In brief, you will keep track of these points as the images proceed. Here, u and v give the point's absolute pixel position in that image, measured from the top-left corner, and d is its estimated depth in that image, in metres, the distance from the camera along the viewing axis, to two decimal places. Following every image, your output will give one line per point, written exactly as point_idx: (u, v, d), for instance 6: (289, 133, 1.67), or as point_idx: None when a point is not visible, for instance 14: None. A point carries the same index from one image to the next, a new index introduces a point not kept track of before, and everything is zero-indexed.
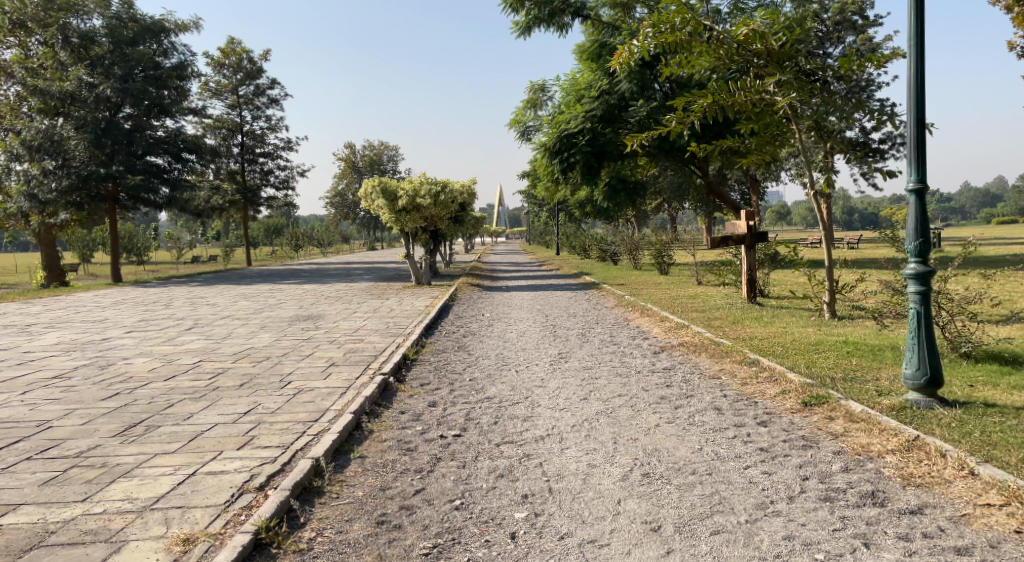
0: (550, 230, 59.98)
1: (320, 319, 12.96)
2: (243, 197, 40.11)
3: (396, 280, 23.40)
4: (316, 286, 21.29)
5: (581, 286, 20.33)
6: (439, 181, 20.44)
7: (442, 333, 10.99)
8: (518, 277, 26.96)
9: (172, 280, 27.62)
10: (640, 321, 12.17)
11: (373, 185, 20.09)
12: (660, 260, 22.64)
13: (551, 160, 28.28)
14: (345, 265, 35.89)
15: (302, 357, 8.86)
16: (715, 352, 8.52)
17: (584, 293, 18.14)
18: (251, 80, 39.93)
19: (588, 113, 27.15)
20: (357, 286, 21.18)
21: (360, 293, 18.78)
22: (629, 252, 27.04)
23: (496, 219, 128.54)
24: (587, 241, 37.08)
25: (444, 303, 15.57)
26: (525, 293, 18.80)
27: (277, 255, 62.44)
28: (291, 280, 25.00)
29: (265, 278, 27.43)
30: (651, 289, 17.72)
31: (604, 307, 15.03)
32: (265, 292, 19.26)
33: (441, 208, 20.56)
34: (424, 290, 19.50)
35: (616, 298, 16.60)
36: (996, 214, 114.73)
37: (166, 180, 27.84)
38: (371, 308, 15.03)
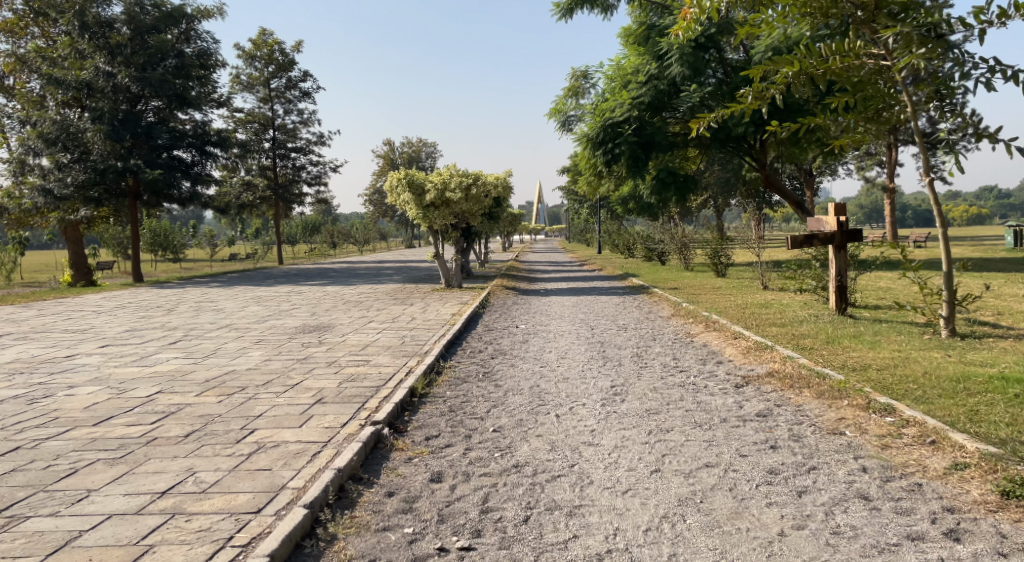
0: (590, 228, 57.77)
1: (328, 330, 11.12)
2: (275, 193, 38.85)
3: (426, 281, 21.55)
4: (337, 289, 19.52)
5: (627, 290, 18.26)
6: (471, 173, 18.60)
7: (467, 352, 9.07)
8: (557, 278, 24.89)
9: (195, 280, 26.21)
10: (706, 337, 10.10)
11: (398, 178, 18.32)
12: (717, 261, 20.45)
13: (594, 151, 26.16)
14: (376, 264, 34.22)
15: (285, 388, 7.00)
16: (824, 389, 6.50)
17: (634, 299, 16.08)
18: (283, 73, 38.61)
19: (635, 100, 25.04)
20: (382, 289, 19.36)
21: (382, 297, 16.98)
22: (678, 252, 24.86)
23: (535, 218, 126.48)
24: (632, 240, 34.91)
25: (475, 311, 13.68)
26: (567, 298, 16.84)
27: (312, 253, 61.18)
28: (314, 282, 23.31)
29: (290, 278, 25.80)
30: (712, 295, 15.55)
31: (657, 317, 12.96)
32: (281, 295, 17.51)
33: (473, 203, 18.70)
34: (454, 294, 17.65)
35: (671, 305, 14.47)
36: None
37: (188, 175, 26.41)
38: (391, 316, 13.19)
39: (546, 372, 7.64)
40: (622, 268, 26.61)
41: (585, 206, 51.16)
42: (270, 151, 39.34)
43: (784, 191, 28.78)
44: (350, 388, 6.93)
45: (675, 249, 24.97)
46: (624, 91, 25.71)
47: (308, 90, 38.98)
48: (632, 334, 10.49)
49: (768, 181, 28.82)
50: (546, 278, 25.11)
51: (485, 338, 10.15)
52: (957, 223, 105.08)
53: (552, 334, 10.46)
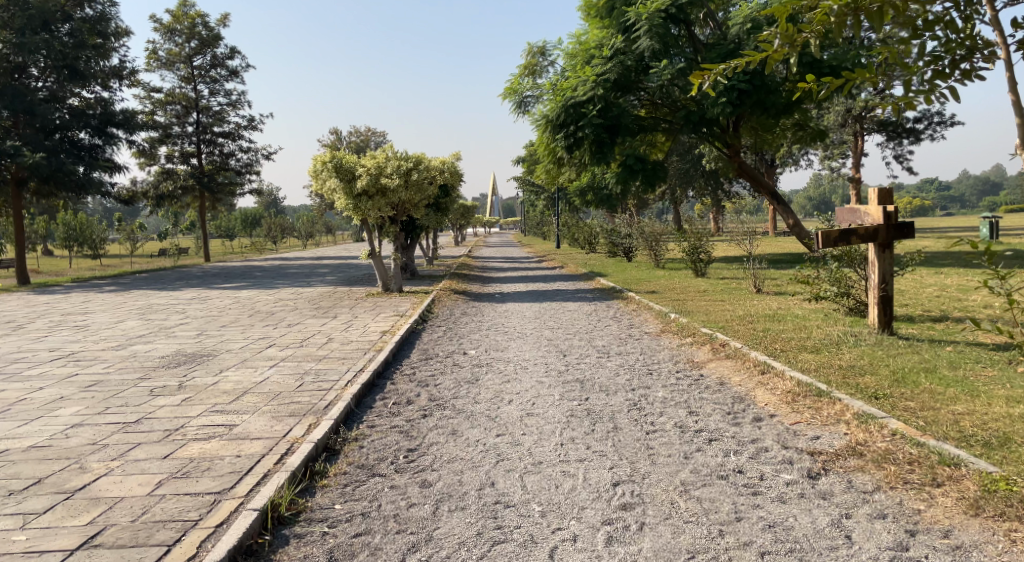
0: (547, 221, 55.11)
1: (206, 363, 8.17)
2: (199, 182, 35.46)
3: (361, 283, 18.62)
4: (253, 295, 16.37)
5: (594, 294, 15.56)
6: (412, 157, 15.61)
7: (387, 405, 6.17)
8: (512, 276, 22.24)
9: (94, 282, 22.83)
10: (717, 369, 7.44)
11: (323, 161, 15.19)
12: (694, 259, 17.91)
13: (554, 136, 23.37)
14: (313, 262, 31.02)
15: (54, 502, 4.08)
16: (975, 495, 3.87)
17: (608, 305, 13.38)
18: (207, 49, 35.39)
19: (600, 77, 22.33)
20: (305, 295, 16.25)
21: (302, 306, 13.96)
22: (648, 248, 22.38)
23: (488, 211, 123.50)
24: (593, 232, 32.35)
25: (413, 326, 10.80)
26: (524, 305, 14.10)
27: (251, 249, 57.40)
28: (232, 285, 20.07)
29: (206, 279, 22.54)
30: (701, 301, 12.96)
31: (641, 330, 10.28)
32: (177, 306, 14.39)
33: (413, 191, 15.79)
34: (391, 301, 14.69)
35: (657, 312, 11.79)
36: (1005, 207, 110.65)
37: (84, 161, 23.15)
38: (301, 336, 10.22)
39: (504, 453, 4.86)
40: (586, 266, 23.99)
41: (542, 197, 48.50)
42: (193, 136, 35.82)
43: (758, 179, 26.44)
44: (167, 500, 4.05)
45: (644, 245, 22.48)
46: (586, 67, 22.95)
47: (236, 68, 36.09)
48: (614, 365, 7.78)
49: (741, 168, 26.42)
50: (500, 276, 22.42)
51: (418, 376, 7.28)
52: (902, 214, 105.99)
53: (511, 367, 7.68)
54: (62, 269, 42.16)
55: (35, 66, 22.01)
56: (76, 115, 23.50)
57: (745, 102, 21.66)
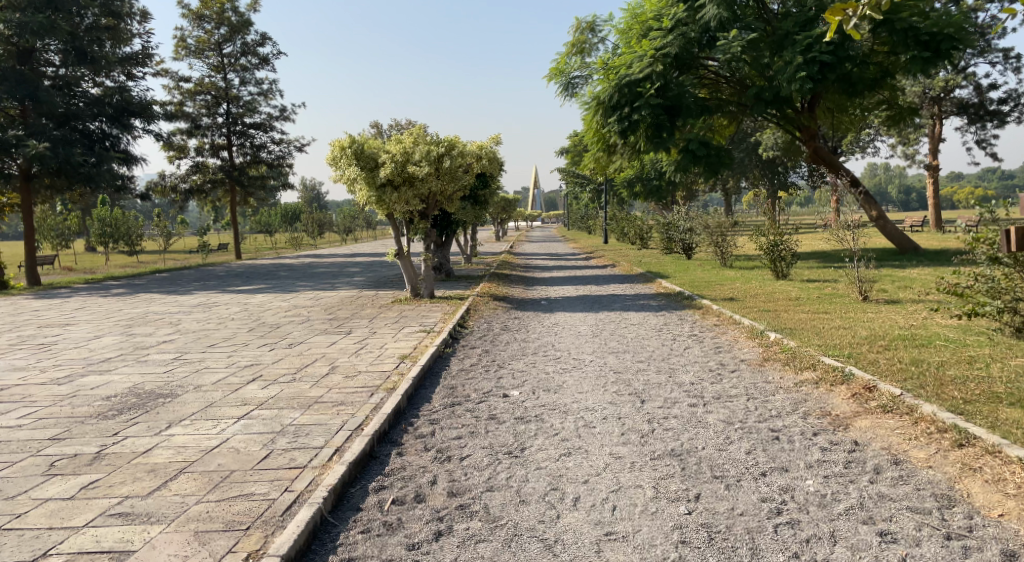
0: (593, 215, 52.63)
1: (155, 412, 6.03)
2: (228, 176, 33.92)
3: (389, 287, 16.52)
4: (265, 302, 14.34)
5: (659, 301, 13.18)
6: (444, 140, 13.38)
7: (381, 510, 3.95)
8: (560, 276, 19.93)
9: (106, 283, 21.13)
10: (878, 433, 5.07)
11: (341, 146, 13.13)
12: (772, 257, 15.43)
13: (607, 119, 21.05)
14: (346, 260, 29.18)
15: None
16: None
17: (679, 316, 11.02)
18: (237, 36, 33.82)
19: (659, 52, 19.92)
20: (324, 302, 14.15)
21: (315, 317, 11.87)
22: (712, 243, 19.94)
23: (531, 204, 121.25)
24: (646, 227, 29.81)
25: (441, 349, 8.56)
26: (576, 314, 11.87)
27: (287, 246, 56.03)
28: (249, 288, 18.11)
29: (225, 281, 20.66)
30: (798, 311, 10.49)
31: (736, 357, 7.91)
32: (174, 316, 12.43)
33: (447, 181, 13.59)
34: (421, 310, 12.54)
35: (748, 327, 9.39)
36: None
37: (98, 152, 21.56)
38: (299, 363, 8.04)
39: None
40: (640, 264, 21.52)
41: (586, 189, 46.02)
42: (223, 128, 34.25)
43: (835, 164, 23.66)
44: None
45: (708, 241, 20.03)
46: (643, 41, 20.54)
47: (268, 56, 34.40)
48: (718, 422, 5.44)
49: (815, 153, 23.64)
50: (546, 277, 20.13)
51: (440, 441, 5.04)
52: (962, 205, 100.29)
53: (570, 424, 5.40)
54: (96, 266, 41.13)
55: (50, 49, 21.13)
56: (93, 102, 22.11)
57: (826, 77, 19.07)
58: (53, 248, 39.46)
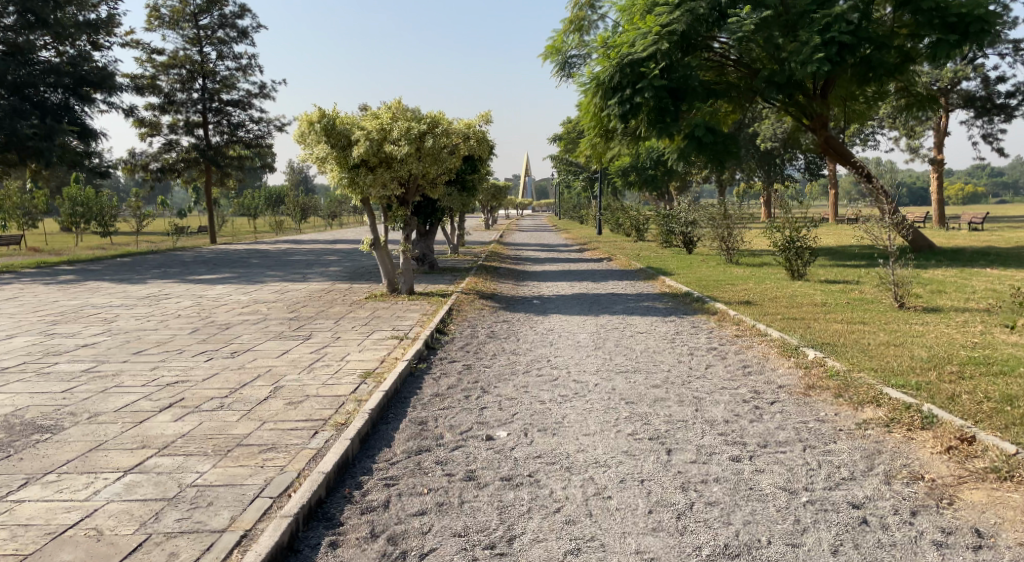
0: (586, 204, 51.20)
1: (18, 456, 4.49)
2: (204, 156, 32.16)
3: (366, 279, 15.00)
4: (223, 295, 12.76)
5: (666, 303, 11.73)
6: (426, 116, 11.79)
7: None
8: (552, 270, 18.48)
9: (60, 268, 19.43)
10: (1004, 517, 3.72)
11: (309, 122, 11.55)
12: (786, 255, 14.08)
13: (607, 101, 19.63)
14: (326, 247, 27.57)
15: None
16: None
17: (691, 324, 9.56)
18: (215, 7, 32.04)
19: (664, 29, 18.45)
20: (290, 297, 12.62)
21: (276, 316, 10.36)
22: (717, 238, 18.55)
23: (522, 193, 119.47)
24: (643, 218, 28.35)
25: (412, 365, 7.07)
26: (574, 317, 10.42)
27: (269, 230, 54.24)
28: (212, 277, 16.47)
29: (190, 268, 19.03)
30: (829, 320, 9.11)
31: (771, 383, 6.47)
32: (115, 312, 10.86)
33: (430, 163, 12.03)
34: (398, 310, 11.06)
35: (778, 341, 7.95)
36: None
37: (50, 125, 19.85)
38: (235, 381, 6.51)
39: None
40: (638, 259, 20.14)
41: (579, 177, 44.55)
42: (200, 105, 32.50)
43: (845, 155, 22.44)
44: None
45: (712, 235, 18.66)
46: (647, 18, 19.07)
47: (247, 29, 32.62)
48: (778, 491, 4.01)
49: (825, 143, 22.38)
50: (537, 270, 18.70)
51: (394, 522, 3.59)
52: (953, 202, 99.67)
53: (577, 492, 3.96)
54: (66, 247, 39.27)
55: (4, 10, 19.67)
56: (49, 71, 20.51)
57: (844, 61, 17.71)
58: (20, 227, 37.56)
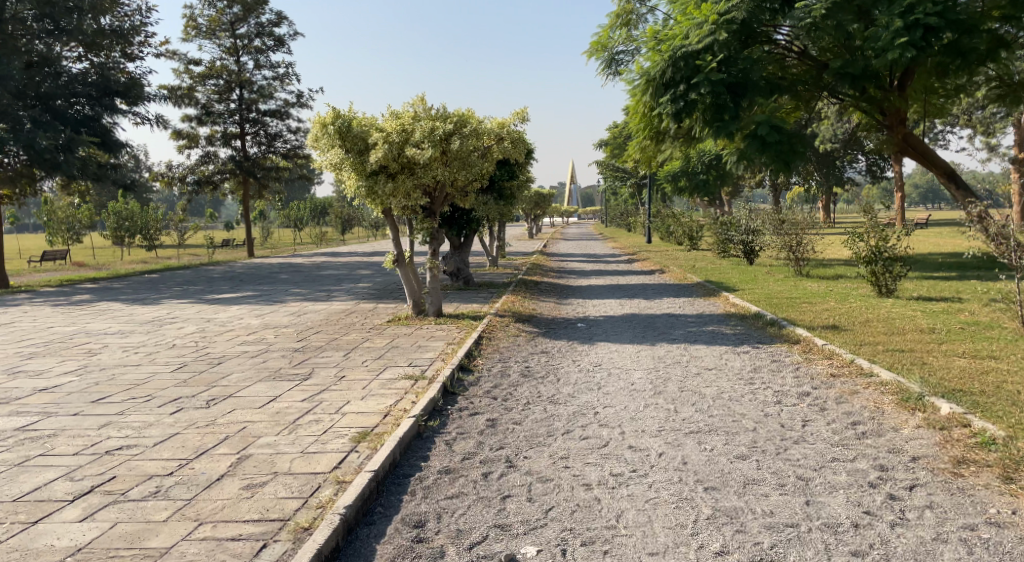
0: (633, 211, 49.38)
1: None
2: (240, 167, 31.34)
3: (393, 298, 13.63)
4: (233, 318, 11.47)
5: (733, 327, 10.06)
6: (453, 115, 10.31)
7: None
8: (600, 285, 16.90)
9: (79, 284, 18.47)
10: None
11: (322, 124, 10.20)
12: (870, 268, 12.40)
13: (658, 98, 18.00)
14: (361, 259, 26.37)
15: None
16: None
17: (770, 358, 7.90)
18: (251, 16, 31.24)
19: (722, 18, 16.79)
20: (305, 320, 11.28)
21: (280, 345, 9.01)
22: (784, 247, 16.75)
23: (568, 200, 117.82)
24: (696, 226, 26.52)
25: (422, 422, 5.57)
26: (626, 347, 8.85)
27: (311, 240, 53.65)
28: (231, 295, 15.24)
29: (211, 284, 17.87)
30: (946, 355, 7.46)
31: (902, 458, 4.81)
32: (105, 340, 9.62)
33: (461, 170, 10.54)
34: (422, 337, 9.63)
35: (893, 389, 6.30)
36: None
37: (69, 136, 19.01)
38: (195, 442, 5.09)
39: None
40: (695, 271, 18.41)
41: (626, 184, 42.81)
42: (236, 116, 31.70)
43: (926, 155, 20.69)
44: None
45: (777, 245, 16.87)
46: (702, 6, 17.45)
47: (284, 37, 31.75)
48: None
49: (903, 142, 20.61)
50: (584, 285, 17.11)
51: None
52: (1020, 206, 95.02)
53: None
54: (110, 261, 38.94)
55: (26, 20, 18.96)
56: (71, 82, 19.73)
57: (930, 45, 16.07)
58: (65, 243, 37.28)
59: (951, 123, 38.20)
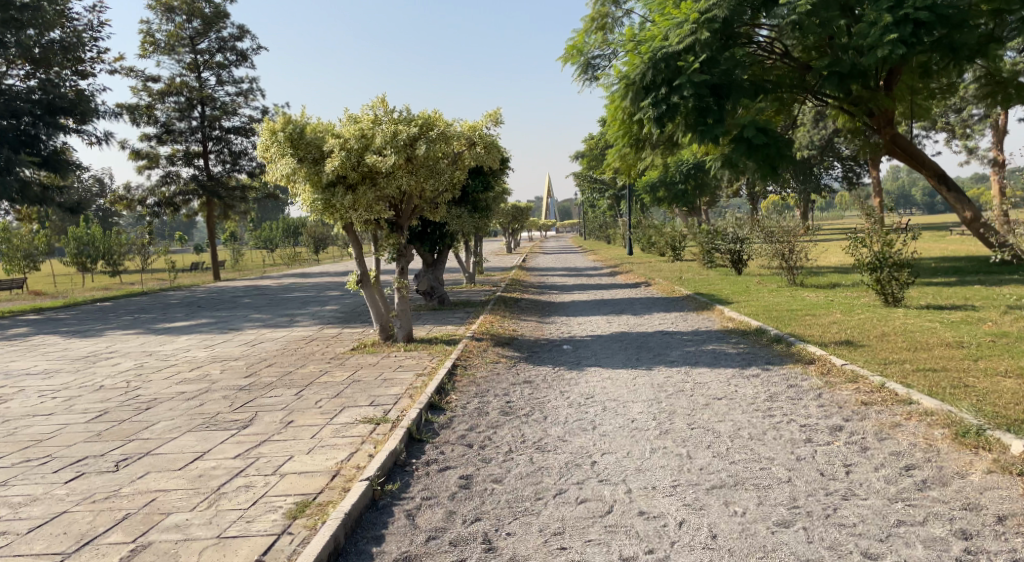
0: (613, 223, 48.59)
1: None
2: (203, 187, 30.04)
3: (360, 322, 12.50)
4: (179, 351, 10.30)
5: (735, 346, 9.05)
6: (417, 118, 9.25)
7: None
8: (583, 300, 15.88)
9: (22, 315, 17.11)
10: None
11: (271, 131, 9.10)
12: (875, 276, 11.52)
13: (638, 103, 17.09)
14: (331, 279, 25.18)
15: None
16: None
17: (787, 383, 6.87)
18: (212, 30, 30.11)
19: (703, 17, 15.95)
20: (260, 351, 10.13)
21: (224, 383, 7.88)
22: (776, 256, 15.88)
23: (544, 213, 117.11)
24: (680, 236, 25.66)
25: (377, 486, 4.47)
26: (619, 373, 7.79)
27: (283, 262, 52.22)
28: (184, 323, 14.00)
29: (166, 311, 16.59)
30: (988, 374, 6.50)
31: (986, 521, 3.85)
32: (24, 381, 8.41)
33: (428, 178, 9.48)
34: (388, 366, 8.51)
35: (943, 421, 5.28)
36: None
37: (9, 156, 17.73)
38: (83, 526, 3.99)
39: None
40: (683, 283, 17.49)
41: (605, 195, 42.00)
42: (199, 134, 30.45)
43: (915, 157, 19.99)
44: None
45: (769, 253, 15.99)
46: (682, 6, 16.60)
47: (247, 52, 30.64)
48: None
49: (891, 143, 19.89)
50: (566, 300, 16.09)
51: None
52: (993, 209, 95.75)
53: None
54: (70, 288, 37.31)
55: None
56: (11, 99, 18.47)
57: (921, 42, 15.27)
58: (21, 271, 35.63)
59: (928, 126, 37.80)
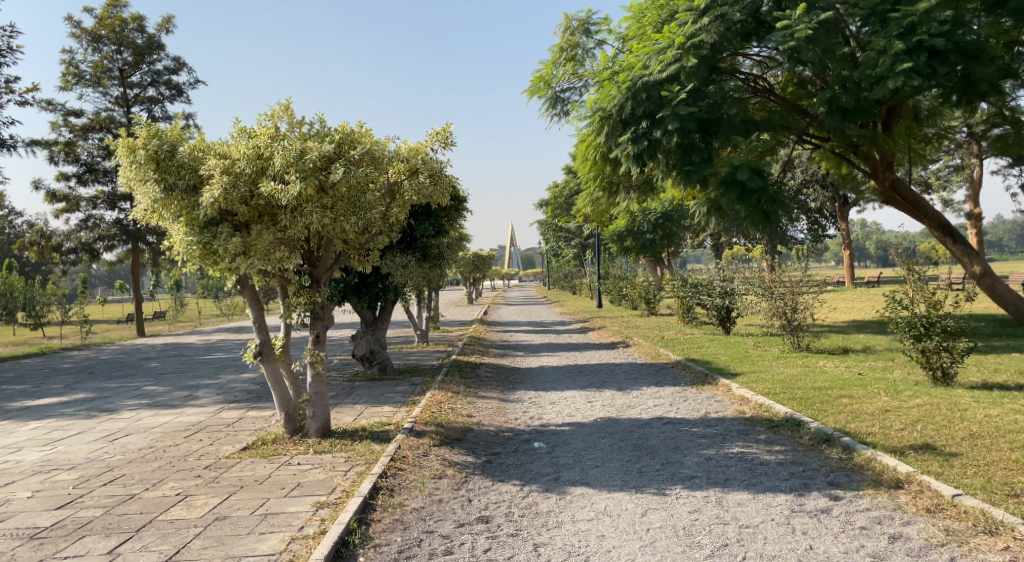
0: (579, 274, 46.44)
1: None
2: (126, 232, 27.02)
3: (271, 404, 9.76)
4: (2, 453, 7.45)
5: (770, 448, 6.57)
6: (335, 133, 6.73)
7: None
8: (552, 367, 13.34)
9: None
10: None
11: (132, 148, 6.51)
12: (921, 345, 9.17)
13: (615, 139, 14.67)
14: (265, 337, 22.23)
15: None
16: None
17: (889, 536, 4.45)
18: (145, 62, 27.51)
19: (691, 40, 13.65)
20: (117, 453, 7.35)
21: (17, 523, 5.18)
22: (776, 314, 13.58)
23: (506, 263, 114.94)
24: (655, 290, 23.42)
25: None
26: (620, 502, 5.23)
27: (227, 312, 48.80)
28: (51, 401, 11.07)
29: (43, 382, 13.56)
30: None
31: None
32: None
33: (349, 216, 6.84)
34: (280, 487, 5.86)
35: None
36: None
37: None
38: None
39: None
40: (666, 344, 15.08)
41: (571, 244, 39.86)
42: None
43: (915, 203, 17.79)
44: None
45: (767, 310, 13.70)
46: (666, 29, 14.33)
47: (183, 86, 28.04)
48: None
49: (890, 189, 17.71)
50: (531, 367, 13.54)
51: None
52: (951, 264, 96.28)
53: None
54: None
55: None
56: None
57: (938, 72, 12.84)
58: None
59: None
